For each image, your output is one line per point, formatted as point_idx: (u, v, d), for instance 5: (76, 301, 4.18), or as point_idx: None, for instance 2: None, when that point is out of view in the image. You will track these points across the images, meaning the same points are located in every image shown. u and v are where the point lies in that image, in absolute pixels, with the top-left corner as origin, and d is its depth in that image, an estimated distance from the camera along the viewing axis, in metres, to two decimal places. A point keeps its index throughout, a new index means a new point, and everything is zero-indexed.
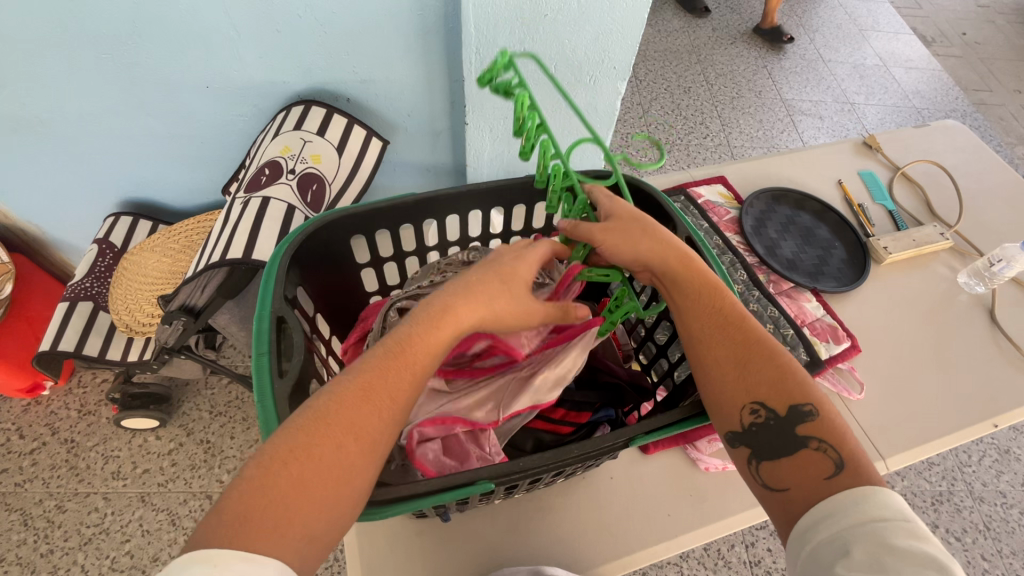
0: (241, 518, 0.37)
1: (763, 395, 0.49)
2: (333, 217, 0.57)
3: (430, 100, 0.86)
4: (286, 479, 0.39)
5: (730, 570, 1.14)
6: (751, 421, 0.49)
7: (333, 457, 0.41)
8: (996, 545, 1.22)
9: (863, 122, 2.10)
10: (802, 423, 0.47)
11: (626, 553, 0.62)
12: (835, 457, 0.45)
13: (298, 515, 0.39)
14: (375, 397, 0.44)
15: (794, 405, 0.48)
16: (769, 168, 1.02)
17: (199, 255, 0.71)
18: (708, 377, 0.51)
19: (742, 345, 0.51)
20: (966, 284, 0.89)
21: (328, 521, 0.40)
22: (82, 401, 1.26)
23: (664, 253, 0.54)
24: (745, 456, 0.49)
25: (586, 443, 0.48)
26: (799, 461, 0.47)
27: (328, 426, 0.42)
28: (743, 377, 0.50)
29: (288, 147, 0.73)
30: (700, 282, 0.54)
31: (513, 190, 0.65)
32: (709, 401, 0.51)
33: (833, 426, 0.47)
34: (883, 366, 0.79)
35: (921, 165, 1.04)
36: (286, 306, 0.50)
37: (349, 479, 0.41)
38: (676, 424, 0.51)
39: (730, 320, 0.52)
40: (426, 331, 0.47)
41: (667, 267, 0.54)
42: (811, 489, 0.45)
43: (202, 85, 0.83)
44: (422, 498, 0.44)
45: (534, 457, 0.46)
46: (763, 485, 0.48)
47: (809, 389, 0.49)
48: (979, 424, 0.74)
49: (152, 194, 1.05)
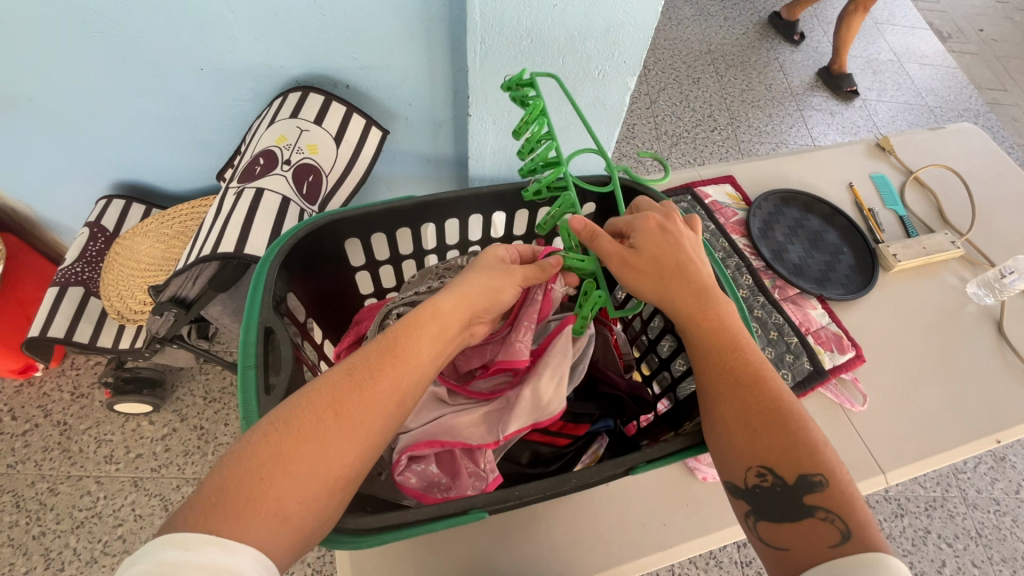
0: (215, 496, 0.36)
1: (772, 460, 0.45)
2: (328, 220, 0.55)
3: (433, 89, 0.84)
4: (270, 458, 0.38)
5: (721, 570, 1.15)
6: (756, 483, 0.46)
7: (311, 437, 0.39)
8: (987, 551, 1.23)
9: (874, 119, 2.06)
10: (809, 493, 0.44)
11: (620, 562, 0.61)
12: (841, 526, 0.42)
13: (273, 493, 0.37)
14: (356, 397, 0.42)
15: (804, 475, 0.44)
16: (778, 168, 0.99)
17: (191, 247, 0.69)
18: (715, 430, 0.48)
19: (754, 397, 0.48)
20: (974, 294, 0.87)
21: (305, 506, 0.38)
22: (75, 383, 1.25)
23: (681, 291, 0.51)
24: (745, 510, 0.48)
25: (584, 473, 0.46)
26: (802, 528, 0.44)
27: (310, 408, 0.41)
28: (755, 437, 0.46)
29: (284, 136, 0.70)
30: (717, 327, 0.51)
31: (515, 195, 0.63)
32: (717, 454, 0.48)
33: (844, 497, 0.43)
34: (888, 377, 0.78)
35: (934, 169, 1.02)
36: (274, 314, 0.48)
37: (334, 459, 0.39)
38: (678, 452, 0.49)
39: (745, 371, 0.49)
40: (407, 335, 0.46)
41: (679, 307, 0.52)
42: (812, 556, 0.43)
43: (195, 67, 0.81)
44: (411, 527, 0.42)
45: (531, 485, 0.44)
46: (762, 542, 0.47)
47: (826, 459, 0.45)
48: (982, 439, 0.73)
49: (146, 177, 1.02)
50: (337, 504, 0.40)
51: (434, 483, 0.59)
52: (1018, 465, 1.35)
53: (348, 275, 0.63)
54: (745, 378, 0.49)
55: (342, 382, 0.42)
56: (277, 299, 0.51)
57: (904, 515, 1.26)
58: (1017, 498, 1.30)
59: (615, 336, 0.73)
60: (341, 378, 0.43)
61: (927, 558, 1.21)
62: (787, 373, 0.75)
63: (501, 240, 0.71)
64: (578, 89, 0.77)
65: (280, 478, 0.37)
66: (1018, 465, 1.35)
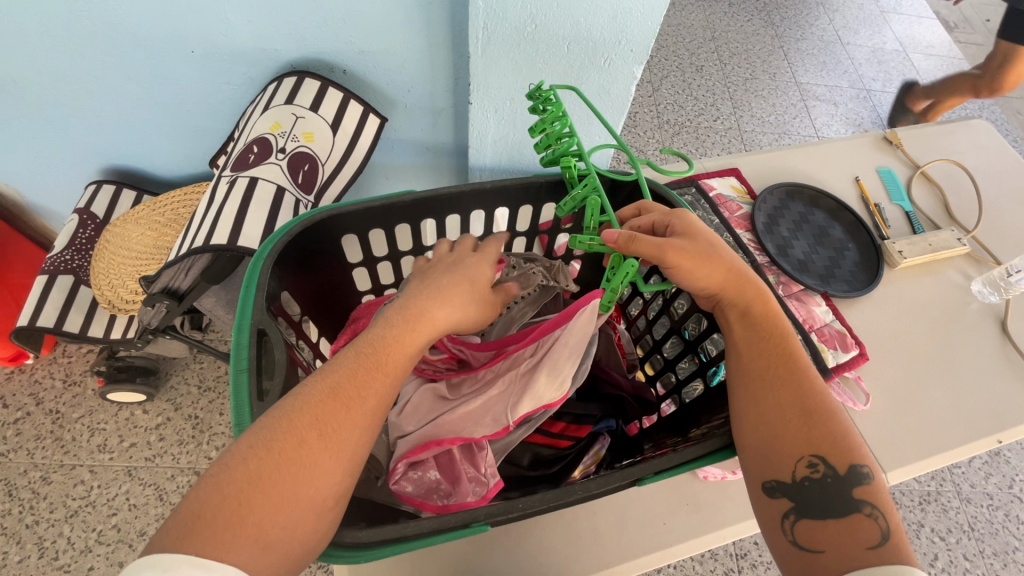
0: (197, 521, 0.35)
1: (824, 451, 0.48)
2: (325, 216, 0.53)
3: (432, 75, 0.81)
4: (251, 484, 0.37)
5: (716, 562, 1.15)
6: (806, 474, 0.48)
7: (296, 456, 0.38)
8: (979, 545, 1.24)
9: (878, 110, 2.04)
10: (856, 487, 0.47)
11: (619, 561, 0.61)
12: (883, 524, 0.45)
13: (258, 519, 0.36)
14: (348, 403, 0.41)
15: (852, 466, 0.48)
16: (784, 161, 0.97)
17: (183, 237, 0.67)
18: (761, 425, 0.50)
19: (802, 393, 0.51)
20: (979, 292, 0.86)
21: (291, 529, 0.37)
22: (67, 371, 1.24)
23: (734, 284, 0.53)
24: (783, 510, 0.48)
25: (590, 484, 0.45)
26: (846, 524, 0.46)
27: (293, 426, 0.39)
28: (805, 431, 0.49)
29: (278, 123, 0.68)
30: (762, 320, 0.54)
31: (519, 190, 0.61)
32: (764, 451, 0.49)
33: (882, 491, 0.47)
34: (891, 375, 0.77)
35: (941, 164, 1.00)
36: (268, 316, 0.47)
37: (319, 479, 0.39)
38: (687, 462, 0.48)
39: (788, 364, 0.52)
40: (396, 339, 0.45)
41: (734, 299, 0.54)
42: (856, 554, 0.45)
43: (186, 49, 0.78)
44: (411, 540, 0.41)
45: (536, 497, 0.43)
46: (792, 542, 0.48)
47: (863, 448, 0.49)
48: (983, 439, 0.73)
49: (136, 163, 1.00)
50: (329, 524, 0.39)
51: (434, 489, 0.58)
52: (1012, 460, 1.35)
53: (345, 271, 0.62)
54: (792, 375, 0.52)
55: (324, 395, 0.41)
56: (272, 298, 0.49)
57: (898, 509, 1.27)
58: (1010, 493, 1.31)
59: (618, 336, 0.72)
60: (318, 393, 0.41)
61: (920, 551, 1.22)
62: None
63: (503, 236, 0.70)
64: (582, 78, 0.74)
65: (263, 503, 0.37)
66: (1012, 460, 1.35)
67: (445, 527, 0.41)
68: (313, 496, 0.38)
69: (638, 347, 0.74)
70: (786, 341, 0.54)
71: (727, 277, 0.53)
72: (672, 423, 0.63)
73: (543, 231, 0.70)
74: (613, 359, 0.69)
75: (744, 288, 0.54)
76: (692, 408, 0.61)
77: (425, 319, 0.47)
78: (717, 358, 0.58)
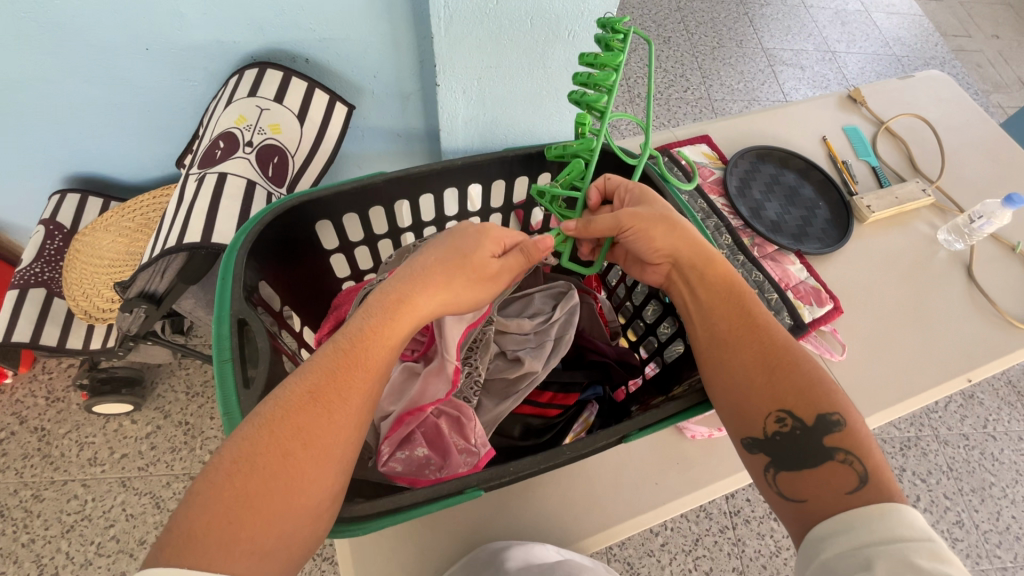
0: (190, 537, 0.35)
1: (789, 404, 0.49)
2: (295, 203, 0.53)
3: (397, 59, 0.80)
4: (239, 496, 0.37)
5: (710, 521, 1.19)
6: (775, 429, 0.50)
7: (283, 461, 0.39)
8: (958, 484, 1.29)
9: (843, 71, 2.06)
10: (828, 434, 0.48)
11: (616, 523, 0.62)
12: (860, 469, 0.46)
13: (250, 529, 0.36)
14: (330, 401, 0.41)
15: (821, 414, 0.48)
16: (753, 124, 0.99)
17: (155, 238, 0.66)
18: (723, 388, 0.52)
19: (762, 351, 0.52)
20: (945, 241, 0.89)
21: (287, 539, 0.38)
22: (49, 388, 1.21)
23: (685, 248, 0.56)
24: (763, 463, 0.50)
25: (577, 445, 0.46)
26: (823, 472, 0.47)
27: (276, 432, 0.39)
28: (770, 386, 0.50)
29: (243, 116, 0.67)
30: (716, 280, 0.56)
31: (490, 167, 0.62)
32: (729, 413, 0.52)
33: (857, 438, 0.47)
34: (865, 326, 0.79)
35: (904, 119, 1.02)
36: (247, 308, 0.46)
37: (308, 482, 0.39)
38: (670, 418, 0.50)
39: (748, 325, 0.53)
40: (374, 334, 0.45)
41: (688, 265, 0.56)
42: (834, 499, 0.45)
43: (141, 46, 0.75)
44: (406, 511, 0.42)
45: (526, 461, 0.44)
46: (781, 494, 0.49)
47: (834, 398, 0.49)
48: (954, 379, 0.76)
49: (100, 169, 0.97)
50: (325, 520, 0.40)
51: (423, 463, 0.59)
52: (985, 401, 1.41)
53: (322, 259, 0.62)
54: (750, 334, 0.53)
55: (307, 402, 0.41)
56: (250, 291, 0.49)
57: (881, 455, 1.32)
58: (984, 433, 1.37)
59: (600, 304, 0.73)
60: (300, 400, 0.41)
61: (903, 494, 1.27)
62: None
63: (479, 214, 0.70)
64: (549, 52, 0.74)
65: (261, 519, 0.37)
66: (985, 401, 1.41)
67: (441, 494, 0.42)
68: (307, 506, 0.39)
69: (621, 314, 0.76)
70: (744, 302, 0.55)
71: (675, 242, 0.56)
72: (658, 384, 0.64)
73: (518, 206, 0.70)
74: (595, 326, 0.70)
75: (691, 252, 0.56)
76: (675, 367, 0.62)
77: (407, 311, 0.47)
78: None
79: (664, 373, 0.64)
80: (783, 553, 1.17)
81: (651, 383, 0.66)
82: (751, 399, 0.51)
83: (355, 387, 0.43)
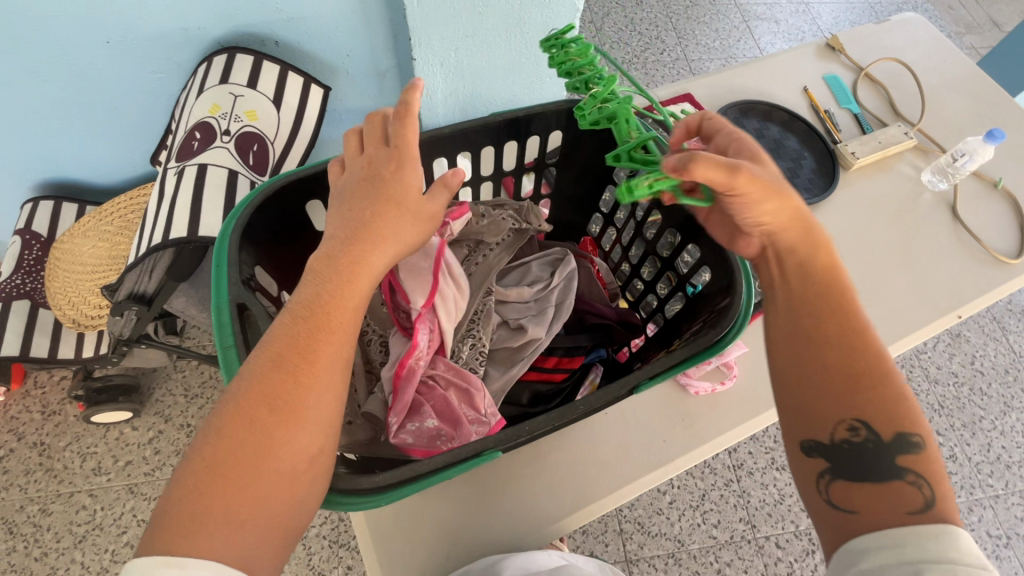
0: (172, 519, 0.36)
1: (869, 415, 0.45)
2: (283, 182, 0.52)
3: (370, 36, 0.78)
4: (215, 475, 0.37)
5: (715, 475, 1.22)
6: (845, 437, 0.45)
7: (251, 435, 0.38)
8: (950, 420, 1.34)
9: (818, 22, 2.05)
10: (902, 454, 0.44)
11: (627, 481, 0.64)
12: (929, 493, 0.42)
13: (225, 506, 0.37)
14: (291, 367, 0.40)
15: (900, 433, 0.45)
16: (735, 79, 0.98)
17: (139, 237, 0.64)
18: (795, 386, 0.48)
19: (853, 355, 0.46)
20: (929, 182, 0.90)
21: (264, 511, 0.38)
22: (44, 402, 1.19)
23: (798, 228, 0.49)
24: (818, 468, 0.46)
25: (590, 399, 0.47)
26: (884, 490, 0.44)
27: (244, 409, 0.39)
28: (855, 391, 0.46)
29: (217, 104, 0.65)
30: (822, 271, 0.49)
31: (478, 134, 0.60)
32: (800, 411, 0.47)
33: (934, 466, 0.44)
34: (856, 272, 0.81)
35: (883, 63, 1.02)
36: (246, 291, 0.46)
37: (278, 454, 0.38)
38: (679, 364, 0.50)
39: (852, 323, 0.47)
40: (332, 294, 0.43)
41: (793, 248, 0.50)
42: (891, 521, 0.42)
43: (101, 40, 0.72)
44: (427, 478, 0.43)
45: (541, 420, 0.45)
46: (827, 502, 0.45)
47: (919, 422, 0.45)
48: (942, 317, 0.77)
49: (72, 174, 0.94)
50: (305, 490, 0.39)
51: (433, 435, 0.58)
52: (972, 339, 1.45)
53: (315, 241, 0.60)
54: (841, 334, 0.47)
55: (273, 375, 0.40)
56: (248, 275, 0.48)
57: None
58: (972, 369, 1.41)
59: (597, 268, 0.74)
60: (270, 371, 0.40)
61: None
62: None
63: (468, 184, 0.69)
64: (526, 17, 0.72)
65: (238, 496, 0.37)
66: (972, 339, 1.45)
67: (461, 459, 0.43)
68: (280, 473, 0.38)
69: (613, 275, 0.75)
70: (853, 299, 0.49)
71: (793, 218, 0.49)
72: (656, 339, 0.66)
73: (508, 174, 0.69)
74: (593, 290, 0.71)
75: (807, 234, 0.49)
76: (674, 322, 0.63)
77: (366, 268, 0.44)
78: (692, 273, 0.61)
79: (664, 329, 0.65)
80: (787, 500, 1.21)
81: (649, 339, 0.67)
82: (828, 399, 0.46)
83: (317, 348, 0.41)
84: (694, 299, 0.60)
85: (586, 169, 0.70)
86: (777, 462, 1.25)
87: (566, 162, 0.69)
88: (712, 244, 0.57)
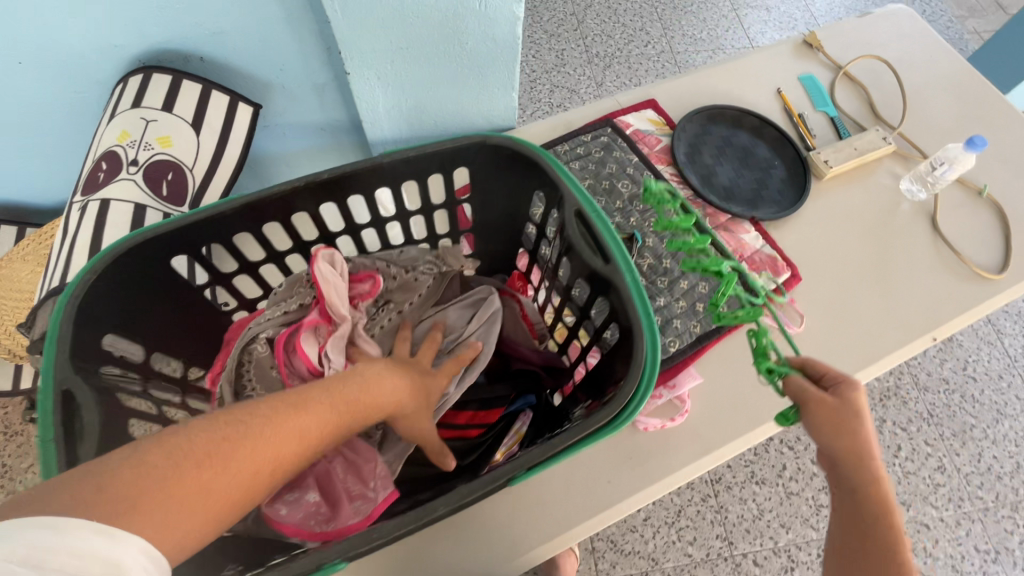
0: (81, 499, 0.33)
1: None
2: (137, 242, 0.50)
3: (302, 49, 0.73)
4: (154, 481, 0.35)
5: (692, 490, 1.19)
6: None
7: (216, 461, 0.37)
8: (938, 429, 1.29)
9: (811, 9, 1.97)
10: None
11: (565, 529, 0.60)
12: None
13: (150, 512, 0.35)
14: (291, 442, 0.40)
15: None
16: (704, 82, 0.92)
17: (47, 275, 0.61)
18: None
19: None
20: (908, 190, 0.84)
21: (163, 538, 0.35)
22: (6, 422, 1.18)
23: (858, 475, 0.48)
24: None
25: (453, 496, 0.43)
26: None
27: (222, 433, 0.38)
28: None
29: (126, 131, 0.61)
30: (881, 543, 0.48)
31: (367, 178, 0.56)
32: None
33: None
34: (825, 292, 0.76)
35: (864, 61, 0.96)
36: (77, 373, 0.45)
37: (225, 492, 0.37)
38: (562, 454, 0.45)
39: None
40: (351, 396, 0.45)
41: (857, 505, 0.49)
42: None
43: (12, 61, 0.68)
44: None
45: (392, 524, 0.41)
46: None
47: None
48: (915, 341, 0.73)
49: (10, 196, 0.91)
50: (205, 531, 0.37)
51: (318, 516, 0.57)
52: (965, 343, 1.39)
53: (192, 297, 0.60)
54: None
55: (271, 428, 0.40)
56: (90, 351, 0.47)
57: None
58: (965, 375, 1.35)
59: (524, 308, 0.70)
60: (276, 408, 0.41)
61: (884, 445, 1.27)
62: (725, 306, 0.72)
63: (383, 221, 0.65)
64: (462, 27, 0.67)
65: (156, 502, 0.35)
66: (966, 343, 1.39)
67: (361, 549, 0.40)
68: (206, 511, 0.37)
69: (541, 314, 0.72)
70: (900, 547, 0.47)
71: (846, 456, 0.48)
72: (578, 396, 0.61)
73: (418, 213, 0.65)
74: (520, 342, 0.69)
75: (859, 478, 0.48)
76: (593, 380, 0.58)
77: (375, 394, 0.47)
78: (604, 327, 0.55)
79: (585, 386, 0.60)
80: (765, 515, 1.18)
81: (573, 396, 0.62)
82: None
83: (313, 438, 0.42)
84: (609, 357, 0.55)
85: (501, 209, 0.65)
86: (757, 475, 1.21)
87: (481, 200, 0.64)
88: (617, 305, 0.51)
